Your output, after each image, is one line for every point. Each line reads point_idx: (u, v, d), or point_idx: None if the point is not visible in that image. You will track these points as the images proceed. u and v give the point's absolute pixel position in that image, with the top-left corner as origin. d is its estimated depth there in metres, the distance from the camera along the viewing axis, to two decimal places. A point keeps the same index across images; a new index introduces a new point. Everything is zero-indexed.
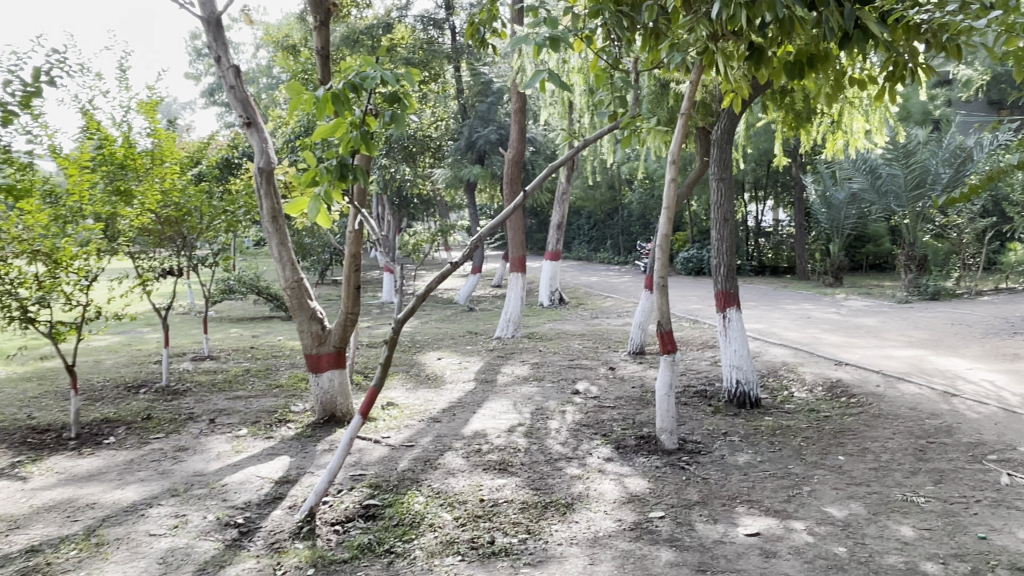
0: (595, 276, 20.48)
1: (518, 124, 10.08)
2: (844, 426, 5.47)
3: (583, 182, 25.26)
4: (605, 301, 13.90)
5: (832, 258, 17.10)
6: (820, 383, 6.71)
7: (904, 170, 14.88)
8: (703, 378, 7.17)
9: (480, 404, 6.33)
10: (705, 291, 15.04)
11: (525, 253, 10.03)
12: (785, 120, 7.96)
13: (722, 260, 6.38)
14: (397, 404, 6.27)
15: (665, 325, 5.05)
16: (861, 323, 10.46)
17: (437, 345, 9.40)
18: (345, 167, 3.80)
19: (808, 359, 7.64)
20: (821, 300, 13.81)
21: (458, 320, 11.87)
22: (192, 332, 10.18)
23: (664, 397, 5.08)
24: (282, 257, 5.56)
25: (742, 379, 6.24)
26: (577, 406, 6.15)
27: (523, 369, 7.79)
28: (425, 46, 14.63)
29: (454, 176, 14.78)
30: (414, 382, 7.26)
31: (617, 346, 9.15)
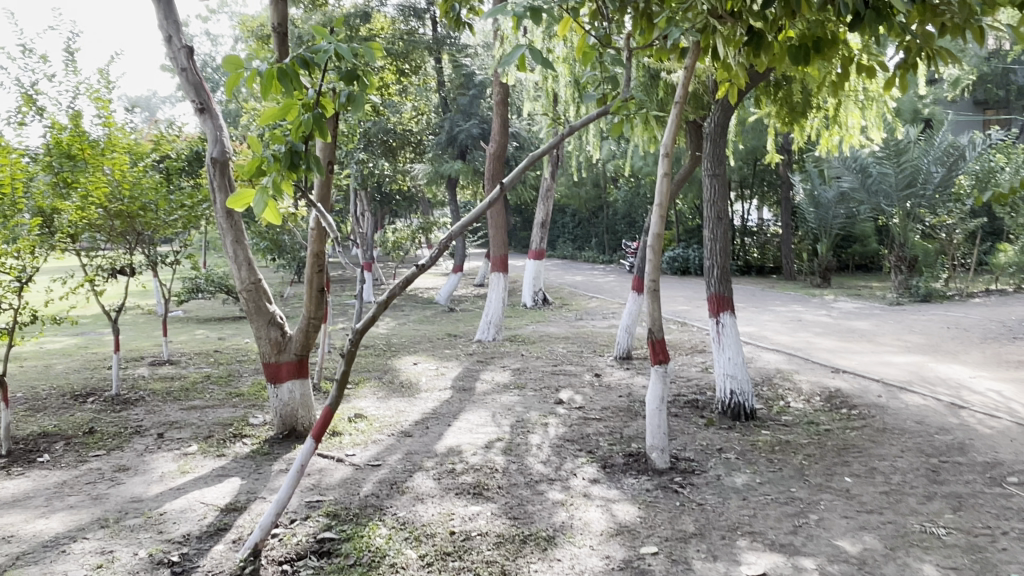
0: (579, 275, 20.08)
1: (500, 118, 9.62)
2: (848, 442, 5.07)
3: (568, 180, 24.85)
4: (590, 301, 13.48)
5: (820, 258, 16.78)
6: (819, 393, 6.31)
7: (895, 169, 14.34)
8: (693, 386, 6.76)
9: (455, 415, 5.87)
10: (692, 292, 14.66)
11: (507, 252, 9.58)
12: (779, 115, 7.56)
13: (716, 261, 5.96)
14: (366, 416, 5.79)
15: (656, 333, 4.61)
16: (854, 327, 10.10)
17: (414, 349, 8.92)
18: (297, 154, 3.32)
19: (804, 366, 7.25)
20: (811, 302, 13.47)
21: (438, 321, 11.39)
22: (155, 334, 9.65)
23: (655, 411, 4.65)
24: (237, 256, 5.06)
25: (736, 390, 5.83)
26: (560, 419, 5.71)
27: (503, 376, 7.34)
28: (405, 37, 14.14)
29: (434, 171, 14.54)
30: (385, 390, 6.78)
31: (602, 350, 8.72)
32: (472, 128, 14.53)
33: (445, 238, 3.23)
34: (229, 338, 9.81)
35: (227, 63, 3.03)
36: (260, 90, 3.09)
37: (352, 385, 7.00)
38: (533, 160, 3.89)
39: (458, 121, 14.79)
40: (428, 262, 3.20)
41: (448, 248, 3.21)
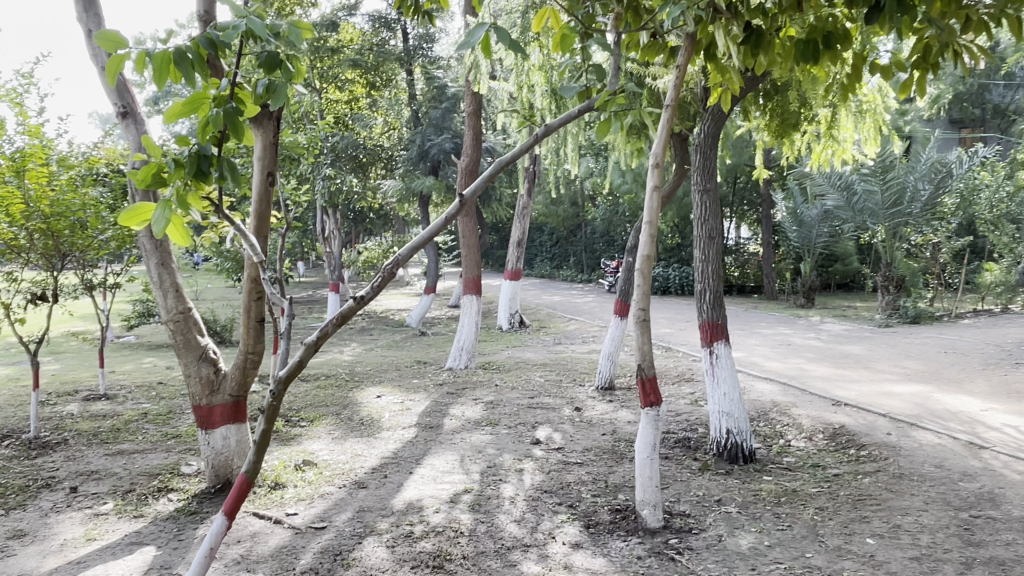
0: (557, 295, 19.52)
1: (472, 130, 9.00)
2: (862, 492, 4.48)
3: (546, 197, 24.33)
4: (569, 324, 12.88)
5: (804, 278, 16.35)
6: (821, 430, 5.73)
7: (881, 187, 13.89)
8: (683, 422, 6.16)
9: (419, 459, 5.20)
10: (674, 313, 14.12)
11: (481, 273, 8.93)
12: (770, 126, 7.07)
13: (708, 285, 5.38)
14: (316, 462, 5.09)
15: (648, 367, 3.99)
16: (847, 352, 9.58)
17: (379, 379, 8.23)
18: (206, 159, 2.66)
19: (801, 398, 6.68)
20: (797, 323, 12.99)
21: (408, 346, 10.72)
22: (96, 365, 8.88)
23: (645, 460, 4.03)
24: (162, 282, 4.40)
25: (733, 429, 5.21)
26: (536, 463, 5.07)
27: (474, 410, 6.68)
28: (374, 48, 13.59)
29: (405, 188, 13.65)
30: (342, 430, 6.07)
31: (582, 379, 8.08)
32: (444, 142, 13.50)
33: (391, 263, 2.55)
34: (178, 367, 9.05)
35: (104, 41, 2.36)
36: (152, 77, 2.44)
37: (306, 424, 6.29)
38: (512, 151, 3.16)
39: (429, 135, 13.67)
40: (369, 295, 2.52)
41: (395, 275, 2.54)
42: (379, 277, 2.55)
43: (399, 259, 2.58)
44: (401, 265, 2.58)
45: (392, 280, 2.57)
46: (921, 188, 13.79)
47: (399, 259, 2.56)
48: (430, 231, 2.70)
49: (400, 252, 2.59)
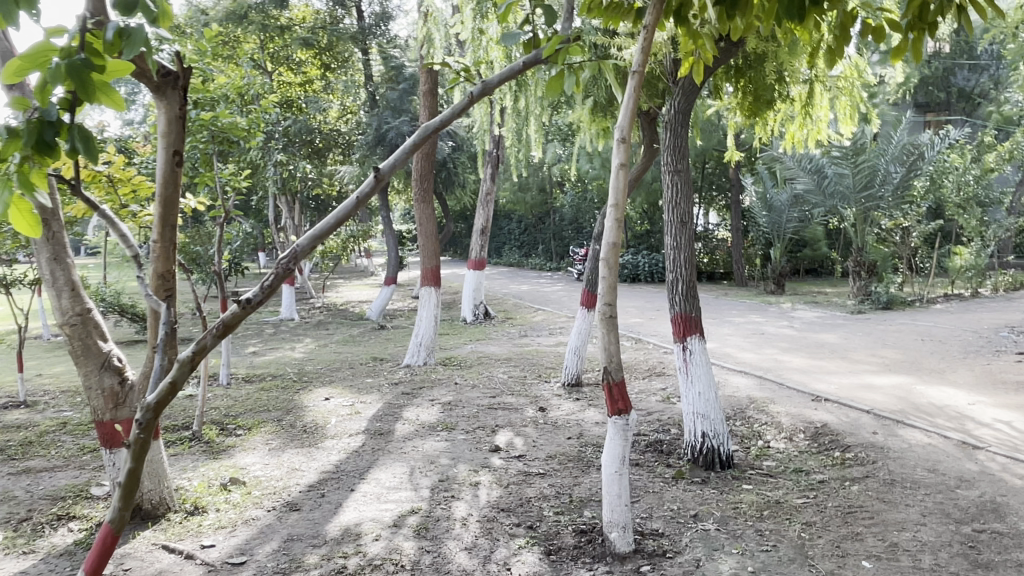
0: (525, 284, 19.04)
1: (427, 109, 8.37)
2: (853, 502, 4.05)
3: (513, 183, 23.79)
4: (535, 314, 12.40)
5: (774, 264, 16.06)
6: (802, 430, 5.32)
7: (852, 170, 13.58)
8: (655, 423, 5.71)
9: (364, 472, 4.67)
10: (644, 302, 13.72)
11: (440, 264, 8.38)
12: (743, 104, 6.68)
13: (681, 275, 4.93)
14: (246, 480, 4.52)
15: (615, 367, 3.52)
16: (823, 340, 9.22)
17: (329, 378, 7.66)
18: (50, 127, 2.03)
19: (779, 393, 6.28)
20: (769, 311, 12.66)
21: (365, 341, 10.14)
22: (22, 368, 8.18)
23: (613, 475, 3.55)
24: (55, 280, 3.72)
25: (710, 433, 4.76)
26: (494, 475, 4.57)
27: (429, 413, 6.15)
28: (328, 26, 12.92)
29: (362, 174, 13.02)
30: (282, 438, 5.51)
31: (548, 375, 7.60)
32: (402, 125, 12.72)
33: (286, 257, 2.00)
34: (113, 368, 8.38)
35: None
36: None
37: (243, 432, 5.71)
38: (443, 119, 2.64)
39: (386, 118, 12.92)
40: (256, 297, 1.98)
41: (291, 273, 1.99)
42: (271, 274, 1.99)
43: (297, 252, 2.04)
44: (299, 260, 2.04)
45: (288, 279, 2.01)
46: (892, 171, 13.51)
47: (296, 252, 2.02)
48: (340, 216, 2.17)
49: (297, 244, 2.05)
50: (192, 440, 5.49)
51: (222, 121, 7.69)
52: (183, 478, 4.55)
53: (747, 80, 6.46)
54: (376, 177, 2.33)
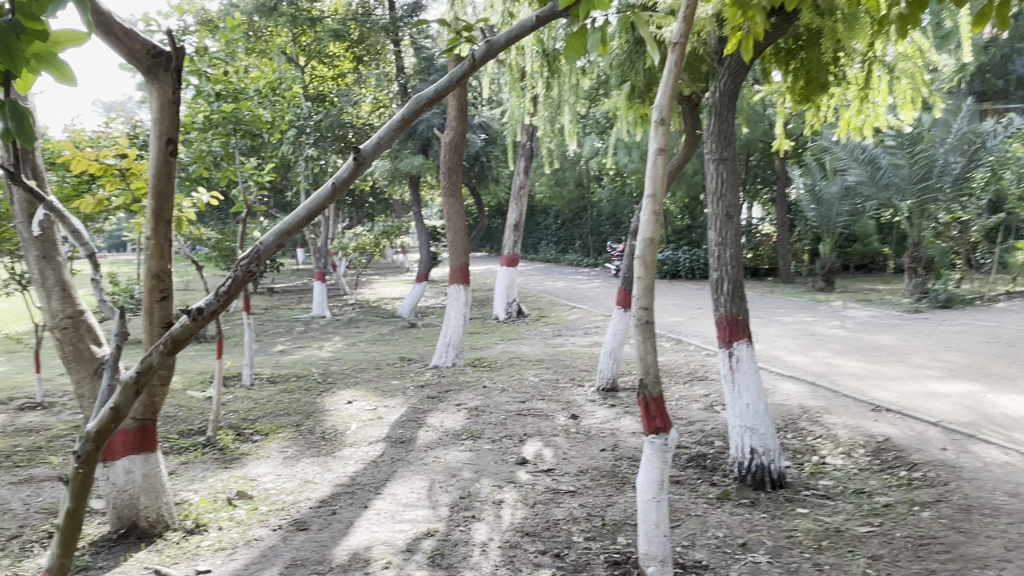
0: (561, 281, 18.60)
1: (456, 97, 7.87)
2: (925, 532, 3.58)
3: (550, 177, 23.34)
4: (571, 312, 11.97)
5: (822, 260, 15.37)
6: (862, 445, 4.83)
7: (908, 161, 12.92)
8: (697, 434, 5.27)
9: (381, 486, 4.33)
10: (685, 299, 13.20)
11: (470, 260, 8.01)
12: (793, 88, 6.21)
13: (726, 273, 4.51)
14: (254, 494, 4.20)
15: (653, 379, 3.13)
16: (878, 342, 8.63)
17: (354, 380, 7.37)
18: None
19: (834, 401, 5.78)
20: (818, 309, 12.03)
21: (395, 341, 9.85)
22: (46, 368, 8.04)
23: (651, 502, 3.15)
24: (45, 280, 3.45)
25: (759, 449, 4.31)
26: (520, 492, 4.19)
27: (455, 419, 5.80)
28: (358, 18, 12.68)
29: (393, 169, 12.72)
30: (299, 446, 5.21)
31: (582, 378, 7.19)
32: (434, 118, 12.46)
33: (246, 258, 1.91)
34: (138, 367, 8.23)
35: None
36: None
37: (259, 439, 5.42)
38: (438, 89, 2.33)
39: (417, 110, 12.64)
40: (211, 307, 1.88)
41: (250, 277, 1.89)
42: (228, 279, 1.89)
43: (260, 251, 1.94)
44: (262, 260, 1.94)
45: (249, 281, 1.92)
46: (951, 161, 12.74)
47: (258, 252, 1.92)
48: (308, 209, 2.01)
49: (261, 242, 1.95)
50: (206, 447, 5.23)
51: (243, 113, 7.42)
52: (188, 489, 4.27)
53: (798, 63, 6.01)
54: (354, 161, 2.05)
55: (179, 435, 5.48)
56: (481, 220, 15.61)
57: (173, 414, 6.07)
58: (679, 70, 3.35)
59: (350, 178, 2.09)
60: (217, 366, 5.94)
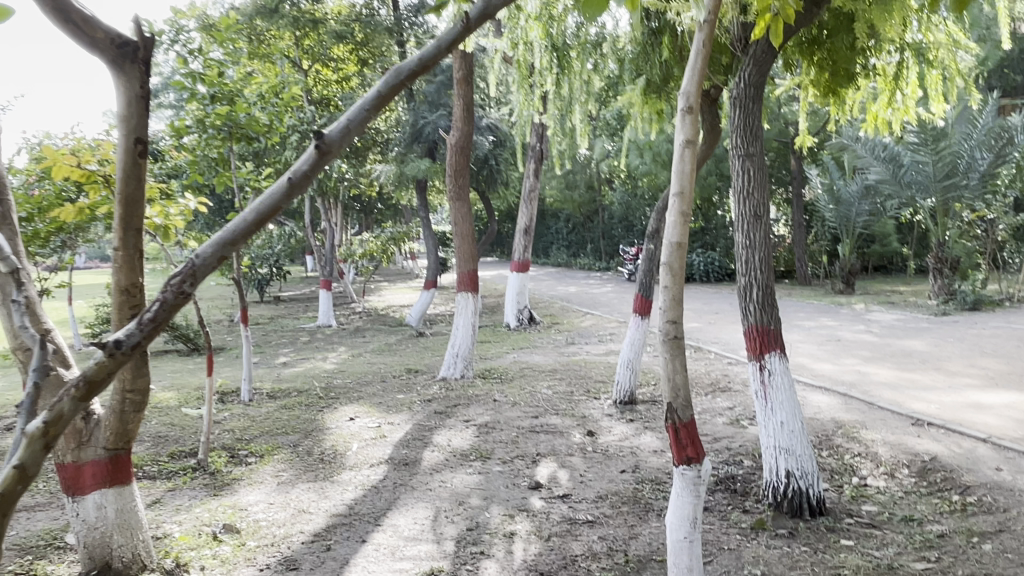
0: (572, 286, 18.21)
1: (462, 97, 7.52)
2: (990, 569, 3.18)
3: (560, 180, 22.97)
4: (584, 319, 11.58)
5: (842, 261, 14.92)
6: (906, 465, 4.43)
7: (932, 158, 12.28)
8: (724, 452, 4.88)
9: (382, 516, 3.98)
10: (701, 304, 12.79)
11: (477, 267, 7.64)
12: (819, 83, 5.87)
13: (754, 279, 4.15)
14: (242, 526, 3.85)
15: (683, 399, 2.76)
16: (908, 347, 8.20)
17: (358, 394, 7.02)
18: None
19: (870, 415, 5.38)
20: (839, 313, 11.60)
21: (401, 350, 9.50)
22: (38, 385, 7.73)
23: (683, 542, 2.79)
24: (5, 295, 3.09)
25: (795, 471, 3.92)
26: (534, 523, 3.81)
27: (463, 437, 5.43)
28: (362, 19, 12.39)
29: (399, 173, 12.38)
30: (295, 469, 4.86)
31: (598, 390, 6.80)
32: (439, 120, 12.13)
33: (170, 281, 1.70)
34: None
35: None
36: None
37: (253, 461, 5.08)
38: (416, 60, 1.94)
39: (423, 112, 12.34)
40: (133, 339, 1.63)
41: (175, 303, 1.68)
42: (155, 304, 1.68)
43: (193, 268, 1.75)
44: (197, 276, 1.76)
45: (182, 303, 1.71)
46: (977, 157, 12.23)
47: (192, 269, 1.75)
48: (255, 213, 1.77)
49: (196, 255, 1.76)
50: (196, 471, 4.89)
51: (238, 116, 7.07)
52: (172, 522, 3.92)
53: (823, 55, 5.67)
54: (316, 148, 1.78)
55: (168, 458, 5.14)
56: (490, 224, 15.22)
57: (165, 434, 5.74)
58: (708, 52, 3.00)
59: (311, 169, 1.83)
60: (210, 382, 5.61)
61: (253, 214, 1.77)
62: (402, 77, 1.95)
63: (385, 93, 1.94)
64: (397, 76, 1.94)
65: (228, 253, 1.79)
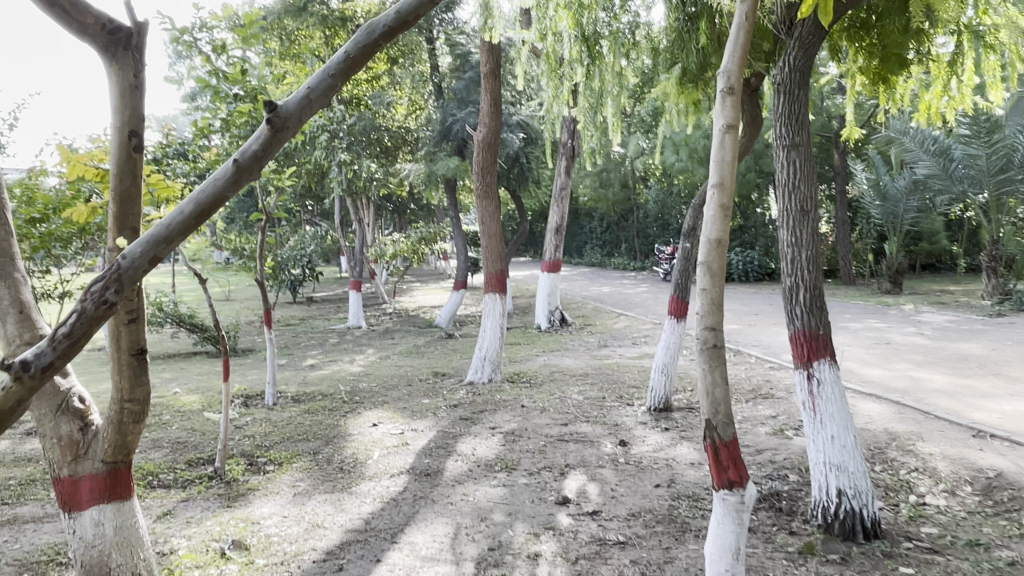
0: (607, 286, 17.85)
1: (489, 91, 7.27)
2: None
3: (594, 178, 22.61)
4: (617, 320, 11.26)
5: (888, 260, 14.33)
6: (970, 483, 4.04)
7: (986, 151, 11.82)
8: (767, 467, 4.54)
9: (399, 532, 3.74)
10: (740, 305, 12.36)
11: (506, 267, 7.38)
12: (869, 68, 5.48)
13: (801, 279, 3.84)
14: (252, 543, 3.64)
15: (724, 414, 2.47)
16: (963, 351, 7.72)
17: (383, 398, 6.82)
18: None
19: (926, 425, 4.99)
20: (887, 314, 11.07)
21: (430, 353, 9.29)
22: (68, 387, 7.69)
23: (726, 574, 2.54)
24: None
25: (848, 490, 3.59)
26: (560, 544, 3.53)
27: (489, 446, 5.17)
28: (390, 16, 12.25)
29: (428, 172, 12.18)
30: (313, 479, 4.65)
31: (631, 396, 6.49)
32: (468, 117, 11.93)
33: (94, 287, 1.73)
34: (159, 384, 7.82)
35: None
36: None
37: (271, 470, 4.89)
38: (391, 15, 1.99)
39: (452, 109, 12.17)
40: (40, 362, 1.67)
41: (99, 315, 1.72)
42: (80, 308, 1.72)
43: (124, 268, 1.78)
44: (129, 277, 1.79)
45: (105, 314, 1.75)
46: None
47: (121, 270, 1.77)
48: (195, 205, 1.84)
49: (126, 255, 1.80)
50: (212, 480, 4.72)
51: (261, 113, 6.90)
52: (181, 536, 3.74)
53: (873, 38, 5.29)
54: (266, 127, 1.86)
55: (185, 466, 4.98)
56: (522, 223, 14.90)
57: (184, 439, 5.58)
58: (753, 17, 2.64)
59: (257, 154, 1.89)
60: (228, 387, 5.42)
61: (192, 206, 1.84)
62: (369, 41, 1.99)
63: (345, 66, 1.98)
64: (363, 42, 1.99)
65: (163, 252, 1.83)
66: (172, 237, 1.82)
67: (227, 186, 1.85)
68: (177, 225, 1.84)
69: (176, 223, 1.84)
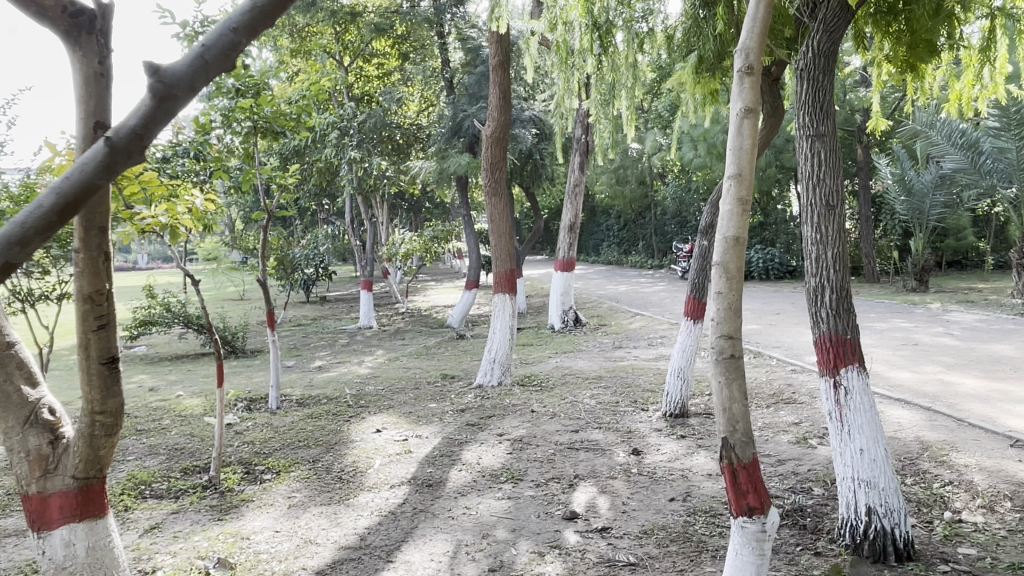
0: (623, 284, 17.54)
1: (497, 85, 7.06)
2: None
3: (610, 175, 22.29)
4: (633, 319, 10.99)
5: (914, 257, 13.91)
6: (1010, 499, 3.75)
7: (1017, 143, 11.34)
8: (789, 479, 4.27)
9: (394, 550, 3.51)
10: (760, 304, 12.02)
11: (516, 266, 7.14)
12: (897, 54, 5.17)
13: (826, 279, 3.57)
14: (238, 561, 3.43)
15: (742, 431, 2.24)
16: (995, 352, 7.38)
17: (389, 402, 6.62)
18: None
19: (959, 434, 4.69)
20: (913, 313, 10.71)
21: (440, 354, 9.08)
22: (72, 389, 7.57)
23: None
24: None
25: (878, 508, 3.32)
26: (566, 565, 3.29)
27: (495, 454, 4.93)
28: (401, 10, 12.09)
29: (440, 169, 11.99)
30: (310, 490, 4.44)
31: (646, 400, 6.23)
32: (480, 112, 11.74)
33: None
34: (162, 387, 7.65)
35: None
36: None
37: (268, 479, 4.68)
38: None
39: (463, 105, 12.04)
40: None
41: None
42: None
43: None
44: None
45: None
46: None
47: None
48: (57, 195, 1.28)
49: None
50: (206, 489, 4.53)
51: (263, 109, 6.71)
52: (166, 553, 3.55)
53: (901, 23, 4.97)
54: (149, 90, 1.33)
55: (180, 475, 4.78)
56: (538, 221, 14.50)
57: (181, 446, 5.39)
58: None
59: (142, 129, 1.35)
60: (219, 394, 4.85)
61: (51, 198, 1.28)
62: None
63: (249, 22, 1.50)
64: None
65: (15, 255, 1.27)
66: (31, 236, 1.28)
67: (97, 173, 1.31)
68: (36, 223, 1.29)
69: (35, 220, 1.28)
